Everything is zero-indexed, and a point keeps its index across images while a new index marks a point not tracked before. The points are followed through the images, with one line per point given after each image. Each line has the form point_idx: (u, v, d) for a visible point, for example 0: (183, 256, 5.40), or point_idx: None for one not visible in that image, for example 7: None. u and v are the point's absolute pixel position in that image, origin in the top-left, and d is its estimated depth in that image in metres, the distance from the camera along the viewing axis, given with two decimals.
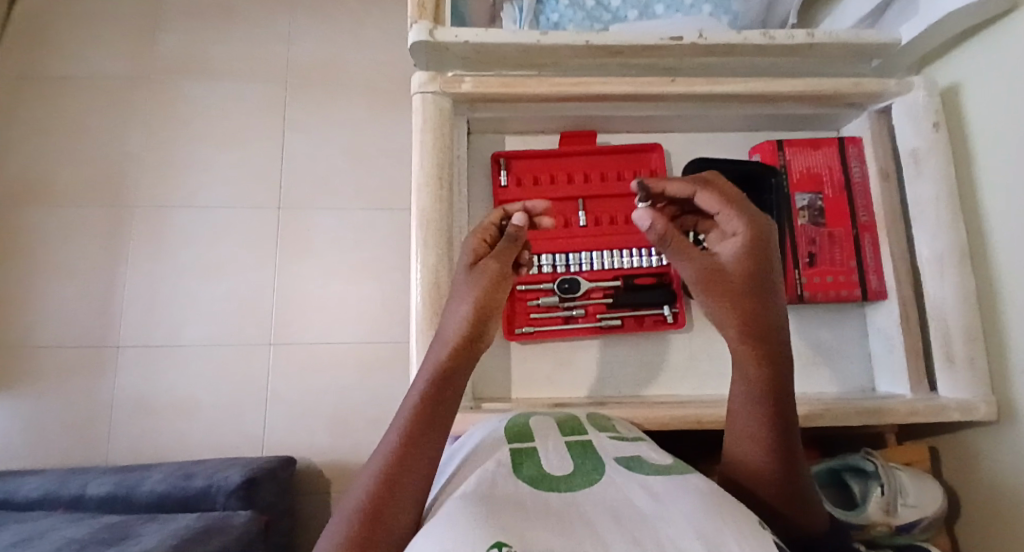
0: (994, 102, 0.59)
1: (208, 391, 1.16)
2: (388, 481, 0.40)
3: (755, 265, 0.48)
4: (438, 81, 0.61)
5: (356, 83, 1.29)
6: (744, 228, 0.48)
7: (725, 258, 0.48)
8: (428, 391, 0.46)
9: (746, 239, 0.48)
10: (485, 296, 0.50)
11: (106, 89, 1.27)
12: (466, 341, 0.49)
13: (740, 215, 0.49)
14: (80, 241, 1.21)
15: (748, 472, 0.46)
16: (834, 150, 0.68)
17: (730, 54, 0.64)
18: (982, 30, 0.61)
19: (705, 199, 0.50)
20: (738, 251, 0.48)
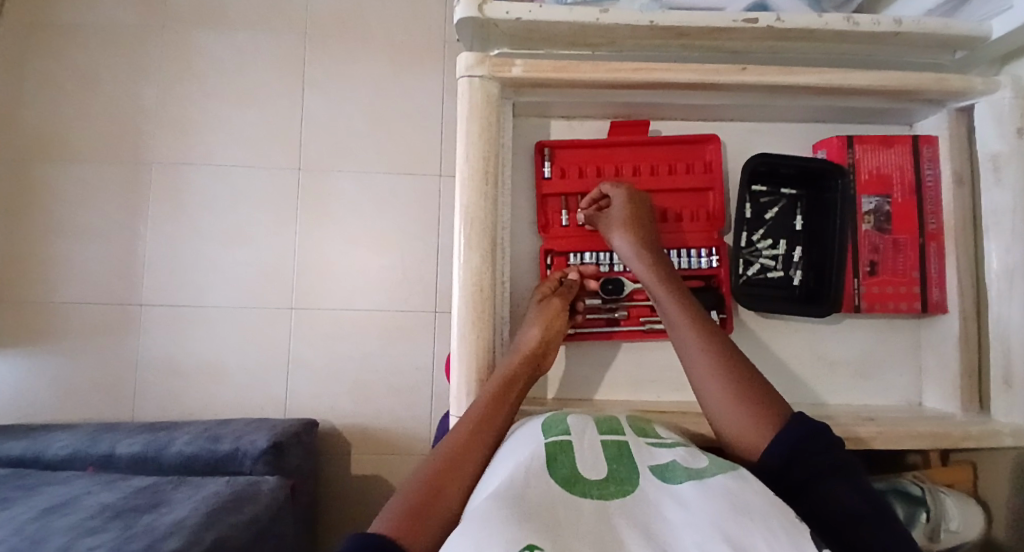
0: None
1: (231, 354, 1.17)
2: (446, 468, 0.47)
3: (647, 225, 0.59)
4: (486, 64, 0.56)
5: (378, 37, 1.21)
6: (627, 200, 0.59)
7: (628, 227, 0.58)
8: (489, 402, 0.52)
9: (631, 206, 0.59)
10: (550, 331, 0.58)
11: (118, 37, 1.20)
12: (525, 366, 0.56)
13: (621, 191, 0.59)
14: (99, 199, 1.18)
15: (728, 411, 0.51)
16: (908, 148, 0.63)
17: (805, 39, 0.58)
18: None
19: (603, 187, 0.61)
20: (635, 217, 0.59)
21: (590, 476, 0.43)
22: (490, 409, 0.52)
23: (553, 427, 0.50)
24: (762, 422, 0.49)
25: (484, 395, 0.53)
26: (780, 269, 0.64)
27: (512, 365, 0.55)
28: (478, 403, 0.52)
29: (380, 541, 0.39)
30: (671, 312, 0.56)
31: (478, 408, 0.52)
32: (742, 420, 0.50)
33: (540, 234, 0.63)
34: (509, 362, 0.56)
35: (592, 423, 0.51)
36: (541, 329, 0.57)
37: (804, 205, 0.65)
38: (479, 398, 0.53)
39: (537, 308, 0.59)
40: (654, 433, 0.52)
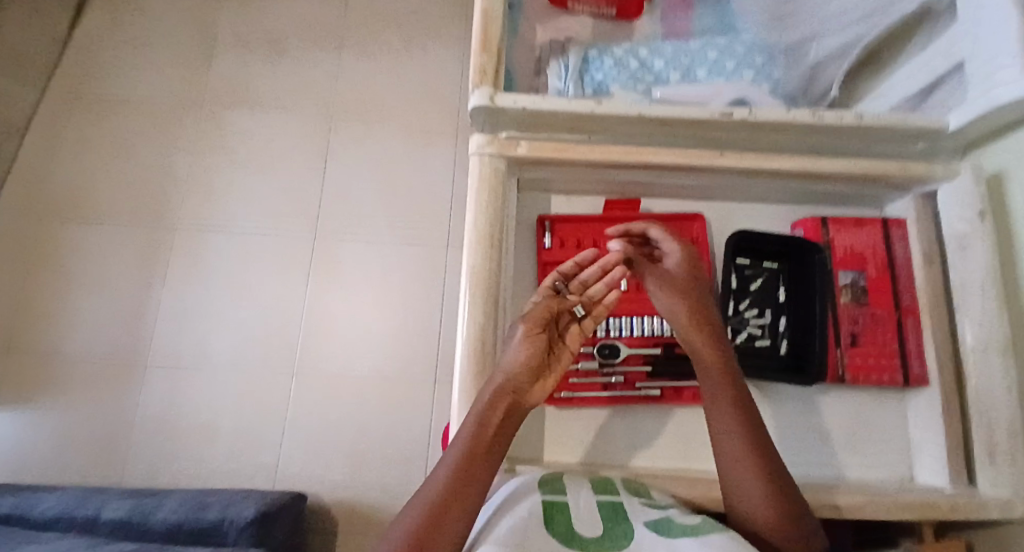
0: None
1: (228, 416, 1.17)
2: (436, 514, 0.46)
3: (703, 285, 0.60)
4: (496, 144, 0.64)
5: (396, 119, 1.32)
6: (687, 258, 0.61)
7: (684, 282, 0.59)
8: (477, 433, 0.50)
9: (692, 266, 0.60)
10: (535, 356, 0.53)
11: (157, 114, 1.32)
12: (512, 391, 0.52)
13: (684, 248, 0.61)
14: (119, 260, 1.24)
15: (753, 495, 0.51)
16: (879, 229, 0.68)
17: (779, 131, 0.65)
18: None
19: (660, 236, 0.62)
20: (693, 274, 0.60)
21: (589, 533, 0.45)
22: (483, 440, 0.49)
23: (549, 483, 0.52)
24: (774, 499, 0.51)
25: (470, 419, 0.51)
26: (766, 338, 0.66)
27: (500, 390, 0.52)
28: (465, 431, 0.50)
29: None
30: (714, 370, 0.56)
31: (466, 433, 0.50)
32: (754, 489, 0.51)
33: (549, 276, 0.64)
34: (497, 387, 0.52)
35: (587, 484, 0.52)
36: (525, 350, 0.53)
37: (786, 278, 0.68)
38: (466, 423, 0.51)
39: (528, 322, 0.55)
40: (648, 495, 0.53)
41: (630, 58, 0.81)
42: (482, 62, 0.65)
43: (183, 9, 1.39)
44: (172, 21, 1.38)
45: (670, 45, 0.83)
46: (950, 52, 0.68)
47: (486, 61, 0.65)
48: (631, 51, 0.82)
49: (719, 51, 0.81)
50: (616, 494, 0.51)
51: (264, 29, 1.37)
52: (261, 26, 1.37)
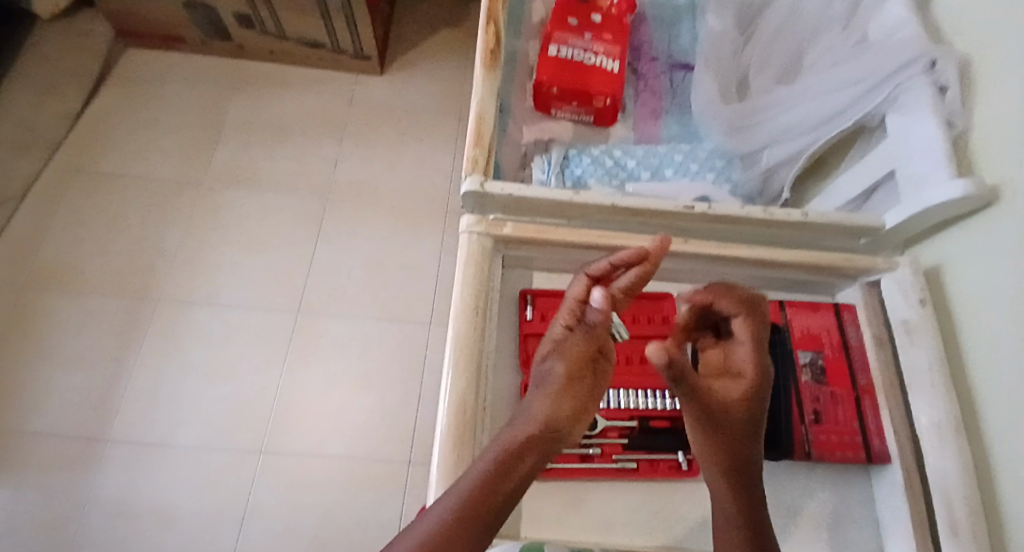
0: (989, 285, 0.65)
1: (188, 496, 1.11)
2: (464, 509, 0.42)
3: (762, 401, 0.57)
4: (483, 224, 0.69)
5: (388, 203, 1.40)
6: (759, 365, 0.57)
7: (747, 384, 0.56)
8: (518, 447, 0.48)
9: (761, 376, 0.57)
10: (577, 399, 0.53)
11: (157, 191, 1.38)
12: (559, 421, 0.51)
13: (761, 353, 0.58)
14: (98, 328, 1.23)
15: None
16: (831, 313, 0.74)
17: (737, 223, 0.74)
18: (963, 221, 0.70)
19: (741, 327, 0.59)
20: (757, 384, 0.56)
21: None
22: (519, 453, 0.48)
23: None
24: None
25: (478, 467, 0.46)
26: None
27: (549, 416, 0.51)
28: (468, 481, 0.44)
29: None
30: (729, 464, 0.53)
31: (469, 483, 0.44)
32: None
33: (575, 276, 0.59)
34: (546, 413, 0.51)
35: None
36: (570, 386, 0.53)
37: None
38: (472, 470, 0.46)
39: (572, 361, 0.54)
40: None
41: (605, 157, 0.91)
42: (474, 153, 0.73)
43: (194, 97, 1.49)
44: (184, 108, 1.48)
45: (641, 148, 0.93)
46: (882, 162, 0.79)
47: (478, 153, 0.73)
48: (606, 151, 0.92)
49: (684, 154, 0.92)
50: None
51: (269, 118, 1.48)
52: (266, 116, 1.48)
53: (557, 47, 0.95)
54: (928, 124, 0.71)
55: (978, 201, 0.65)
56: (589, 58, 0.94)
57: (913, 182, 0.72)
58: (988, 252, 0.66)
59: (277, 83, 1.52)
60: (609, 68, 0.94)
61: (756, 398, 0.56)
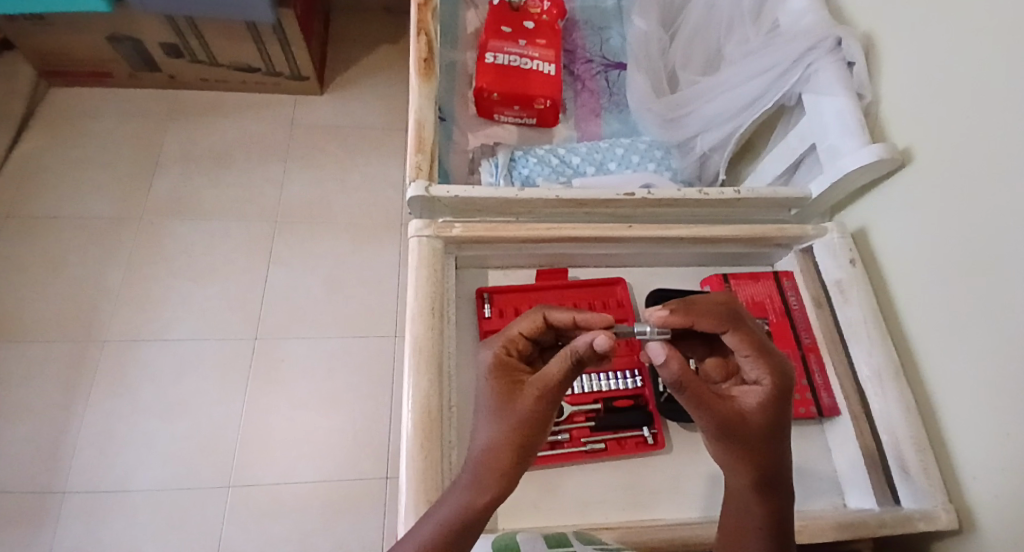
0: (912, 240, 0.70)
1: (155, 542, 1.06)
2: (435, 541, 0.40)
3: (785, 408, 0.48)
4: (432, 227, 0.70)
5: (341, 221, 1.39)
6: (774, 370, 0.48)
7: (764, 396, 0.47)
8: (479, 462, 0.45)
9: (779, 382, 0.48)
10: (522, 420, 0.46)
11: (95, 229, 1.33)
12: (517, 430, 0.46)
13: (770, 359, 0.49)
14: (42, 378, 1.17)
15: None
16: (772, 281, 0.79)
17: (676, 206, 0.77)
18: (881, 183, 0.76)
19: (737, 340, 0.49)
20: (778, 391, 0.48)
21: None
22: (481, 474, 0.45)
23: (501, 543, 0.53)
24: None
25: (460, 486, 0.45)
26: None
27: (500, 429, 0.46)
28: (453, 505, 0.43)
29: None
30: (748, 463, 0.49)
31: (454, 511, 0.43)
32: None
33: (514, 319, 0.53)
34: (498, 421, 0.46)
35: (541, 539, 0.54)
36: (524, 397, 0.47)
37: None
38: (453, 492, 0.45)
39: (507, 384, 0.49)
40: (600, 541, 0.55)
41: (550, 156, 0.94)
42: (418, 159, 0.74)
43: (128, 132, 1.45)
44: (118, 143, 1.43)
45: (583, 144, 0.97)
46: (801, 138, 0.84)
47: (421, 159, 0.74)
48: (551, 150, 0.95)
49: (625, 147, 0.96)
50: (570, 545, 0.53)
51: (211, 147, 1.45)
52: (207, 144, 1.45)
53: (494, 55, 0.98)
54: (839, 98, 0.76)
55: (891, 163, 0.70)
56: (526, 63, 0.97)
57: (830, 153, 0.77)
58: (907, 209, 0.71)
59: (215, 111, 1.49)
60: (545, 70, 0.97)
61: (778, 408, 0.47)
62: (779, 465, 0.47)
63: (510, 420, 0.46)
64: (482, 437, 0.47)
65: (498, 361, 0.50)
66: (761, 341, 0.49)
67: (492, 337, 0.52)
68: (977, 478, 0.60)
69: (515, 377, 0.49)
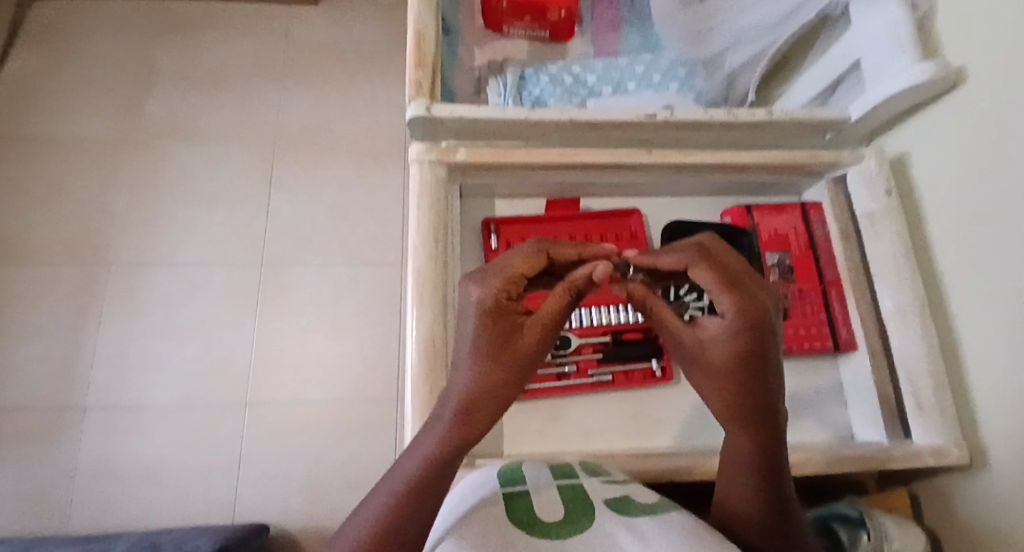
0: (952, 167, 0.64)
1: (176, 456, 1.11)
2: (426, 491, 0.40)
3: (761, 342, 0.43)
4: (434, 151, 0.66)
5: (344, 145, 1.33)
6: (742, 303, 0.42)
7: (728, 332, 0.43)
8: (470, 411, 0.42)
9: (749, 317, 0.42)
10: (521, 365, 0.43)
11: (93, 150, 1.29)
12: (515, 377, 0.43)
13: (736, 293, 0.43)
14: (56, 299, 1.18)
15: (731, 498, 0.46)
16: (797, 212, 0.74)
17: (701, 129, 0.71)
18: (926, 106, 0.68)
19: (701, 274, 0.45)
20: (745, 326, 0.42)
21: (547, 519, 0.46)
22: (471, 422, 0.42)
23: (506, 472, 0.53)
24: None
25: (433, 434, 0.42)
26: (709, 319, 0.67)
27: (494, 376, 0.42)
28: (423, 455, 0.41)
29: None
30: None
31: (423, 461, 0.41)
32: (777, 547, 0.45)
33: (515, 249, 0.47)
34: (491, 367, 0.43)
35: (546, 469, 0.54)
36: (524, 340, 0.44)
37: None
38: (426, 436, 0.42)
39: (500, 327, 0.44)
40: (605, 472, 0.54)
41: (564, 74, 0.87)
42: (418, 75, 0.67)
43: (118, 46, 1.37)
44: (108, 58, 1.36)
45: (600, 61, 0.88)
46: (844, 54, 0.75)
47: (421, 76, 0.67)
48: (564, 68, 0.87)
49: (646, 65, 0.88)
50: (575, 477, 0.53)
51: (205, 63, 1.37)
52: (201, 61, 1.37)
53: None
54: (891, 7, 0.67)
55: (942, 83, 0.63)
56: None
57: (874, 72, 0.70)
58: (950, 134, 0.65)
59: (207, 24, 1.40)
60: None
61: (748, 343, 0.42)
62: (757, 399, 0.43)
63: (506, 367, 0.43)
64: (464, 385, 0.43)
65: (491, 301, 0.44)
66: (730, 272, 0.44)
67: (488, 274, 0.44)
68: (993, 415, 0.58)
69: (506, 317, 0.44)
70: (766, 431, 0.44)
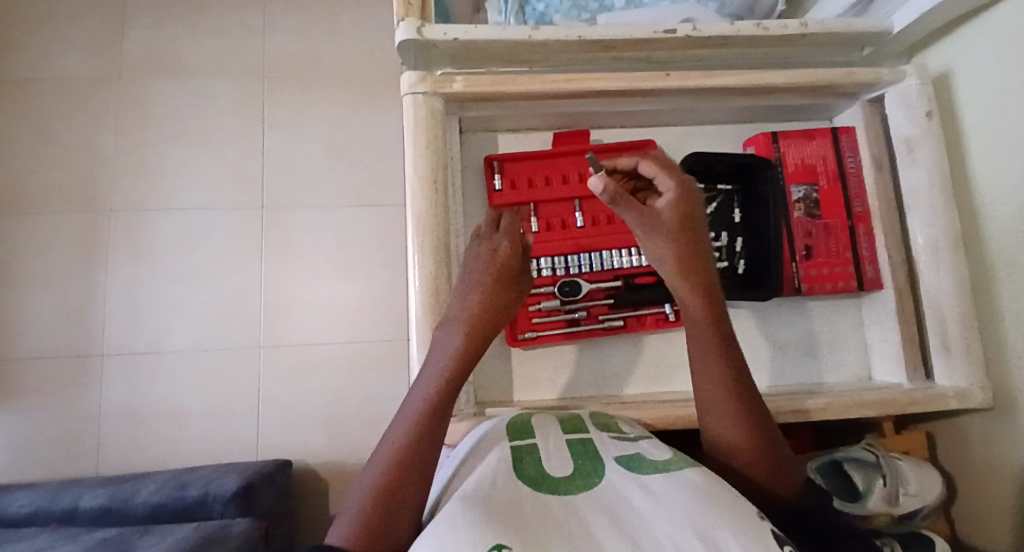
0: (995, 83, 0.58)
1: (196, 398, 1.14)
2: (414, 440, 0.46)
3: (697, 213, 0.53)
4: (428, 81, 0.59)
5: (336, 75, 1.25)
6: (680, 180, 0.53)
7: (676, 204, 0.52)
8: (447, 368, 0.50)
9: (686, 190, 0.53)
10: (490, 323, 0.52)
11: (73, 89, 1.22)
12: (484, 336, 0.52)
13: (675, 173, 0.54)
14: (59, 248, 1.17)
15: (714, 408, 0.51)
16: (828, 140, 0.68)
17: (724, 46, 0.64)
18: (977, 14, 0.59)
19: (649, 167, 0.54)
20: (686, 195, 0.53)
21: (558, 474, 0.48)
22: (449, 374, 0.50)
23: (518, 428, 0.54)
24: (765, 471, 0.48)
25: (432, 370, 0.50)
26: (725, 260, 0.66)
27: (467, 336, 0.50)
28: (426, 390, 0.49)
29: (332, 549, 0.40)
30: (699, 313, 0.52)
31: (430, 391, 0.49)
32: (753, 450, 0.48)
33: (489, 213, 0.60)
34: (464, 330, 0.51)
35: (557, 423, 0.55)
36: (495, 303, 0.53)
37: (740, 198, 0.68)
38: (426, 375, 0.50)
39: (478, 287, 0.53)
40: (616, 428, 0.55)
41: None
42: None
43: None
44: None
45: None
46: None
47: None
48: None
49: None
50: (585, 431, 0.54)
51: None
52: None
53: None
54: None
55: None
56: None
57: None
58: (998, 46, 0.57)
59: None
60: None
61: (689, 211, 0.53)
62: (709, 274, 0.53)
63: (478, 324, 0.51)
64: (443, 347, 0.51)
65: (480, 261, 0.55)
66: (668, 163, 0.55)
67: (478, 243, 0.56)
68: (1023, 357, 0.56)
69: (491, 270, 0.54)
70: (722, 312, 0.52)
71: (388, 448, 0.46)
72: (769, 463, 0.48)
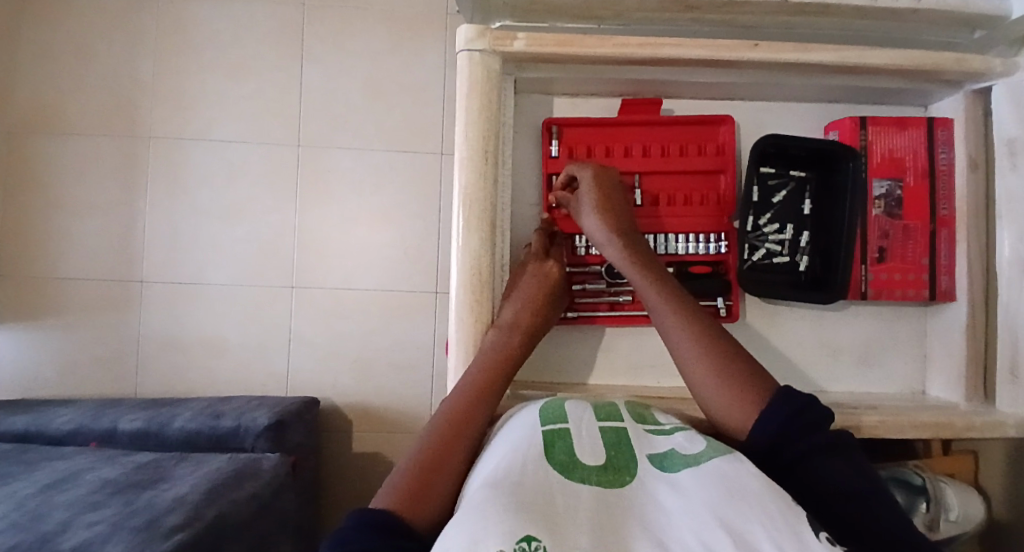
0: None
1: (230, 331, 1.16)
2: (452, 430, 0.49)
3: (614, 188, 0.59)
4: (487, 38, 0.54)
5: (378, 9, 1.17)
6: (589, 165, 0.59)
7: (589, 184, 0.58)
8: (487, 370, 0.53)
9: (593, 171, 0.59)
10: (533, 329, 0.57)
11: (111, 5, 1.17)
12: (525, 342, 0.56)
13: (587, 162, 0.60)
14: (99, 173, 1.17)
15: (695, 374, 0.51)
16: (922, 131, 0.61)
17: (821, 14, 0.56)
18: None
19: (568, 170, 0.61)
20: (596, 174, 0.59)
21: (588, 463, 0.44)
22: (491, 373, 0.53)
23: (551, 412, 0.51)
24: (745, 404, 0.47)
25: (476, 367, 0.54)
26: (787, 254, 0.63)
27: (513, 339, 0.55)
28: (469, 382, 0.53)
29: (382, 515, 0.41)
30: (646, 287, 0.55)
31: (471, 383, 0.53)
32: (727, 397, 0.48)
33: (545, 215, 0.63)
34: (510, 335, 0.56)
35: (590, 409, 0.52)
36: (536, 312, 0.57)
37: (814, 188, 0.63)
38: (468, 372, 0.54)
39: (529, 295, 0.58)
40: (652, 420, 0.52)
41: None
42: None
43: None
44: None
45: None
46: None
47: None
48: None
49: None
50: (620, 420, 0.51)
51: None
52: None
53: None
54: None
55: None
56: None
57: None
58: None
59: None
60: None
61: (603, 183, 0.58)
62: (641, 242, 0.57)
63: (524, 326, 0.56)
64: (488, 347, 0.55)
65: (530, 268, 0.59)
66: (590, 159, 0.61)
67: (531, 253, 0.60)
68: None
69: (535, 275, 0.59)
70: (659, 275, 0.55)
71: (424, 437, 0.49)
72: (748, 392, 0.48)
